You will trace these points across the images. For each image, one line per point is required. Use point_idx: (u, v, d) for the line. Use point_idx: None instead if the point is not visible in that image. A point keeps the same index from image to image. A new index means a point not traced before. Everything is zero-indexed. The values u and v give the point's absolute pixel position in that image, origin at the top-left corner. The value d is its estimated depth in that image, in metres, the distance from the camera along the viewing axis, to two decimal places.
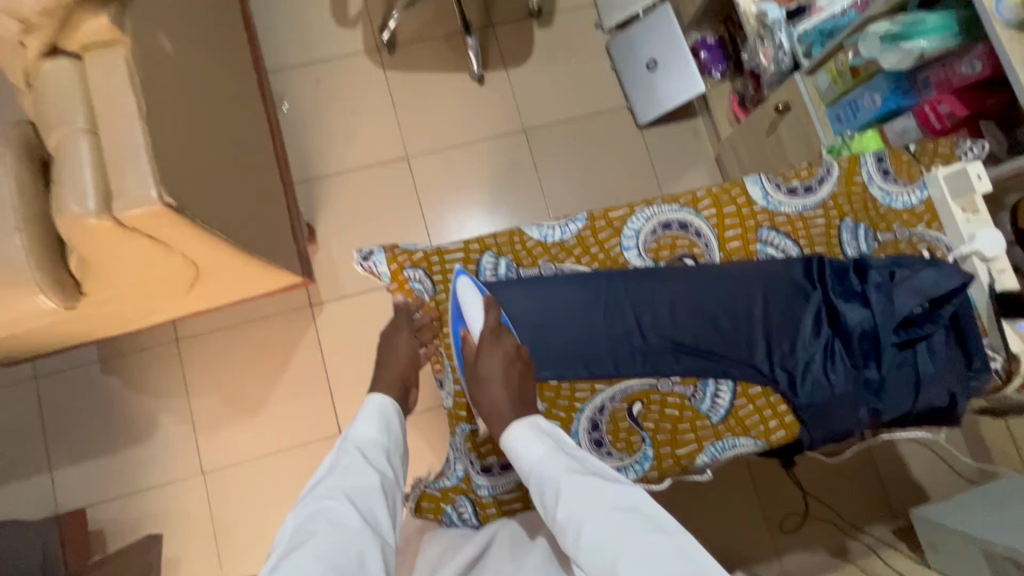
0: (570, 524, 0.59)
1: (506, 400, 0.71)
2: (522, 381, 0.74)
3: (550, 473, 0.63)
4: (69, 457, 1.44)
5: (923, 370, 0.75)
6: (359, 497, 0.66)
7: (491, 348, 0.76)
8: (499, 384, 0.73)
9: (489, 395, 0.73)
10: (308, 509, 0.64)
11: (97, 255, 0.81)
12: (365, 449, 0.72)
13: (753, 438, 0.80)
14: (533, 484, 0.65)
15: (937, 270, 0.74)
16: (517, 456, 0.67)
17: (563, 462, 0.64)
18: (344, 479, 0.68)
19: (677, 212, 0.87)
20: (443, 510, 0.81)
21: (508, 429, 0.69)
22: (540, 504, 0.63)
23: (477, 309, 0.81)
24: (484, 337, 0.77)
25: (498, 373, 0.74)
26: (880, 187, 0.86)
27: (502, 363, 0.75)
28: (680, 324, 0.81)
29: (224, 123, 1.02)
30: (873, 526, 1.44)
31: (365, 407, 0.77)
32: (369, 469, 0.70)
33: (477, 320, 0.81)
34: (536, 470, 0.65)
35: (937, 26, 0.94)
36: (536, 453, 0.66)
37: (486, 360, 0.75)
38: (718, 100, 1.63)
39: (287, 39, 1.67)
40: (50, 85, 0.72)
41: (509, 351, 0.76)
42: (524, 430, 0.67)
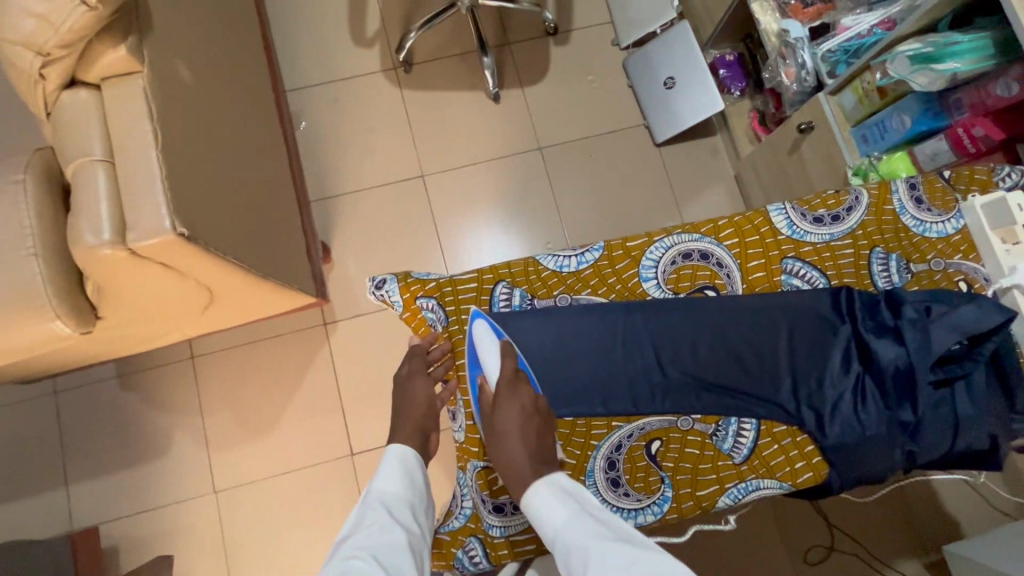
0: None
1: (525, 457, 0.69)
2: (541, 441, 0.71)
3: (574, 538, 0.60)
4: (84, 473, 1.44)
5: (963, 412, 0.71)
6: (386, 556, 0.63)
7: (508, 402, 0.73)
8: (518, 442, 0.70)
9: (507, 453, 0.70)
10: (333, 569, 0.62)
11: (111, 282, 0.81)
12: (390, 503, 0.70)
13: (778, 480, 0.76)
14: (557, 550, 0.61)
15: (976, 305, 0.69)
16: (538, 519, 0.64)
17: (586, 523, 0.61)
18: (370, 536, 0.65)
19: (698, 242, 0.84)
20: (454, 556, 0.78)
21: (529, 492, 0.66)
22: (565, 572, 0.60)
23: (494, 356, 0.77)
24: (500, 387, 0.74)
25: (516, 431, 0.70)
26: (914, 217, 0.83)
27: (519, 420, 0.71)
28: (701, 358, 0.78)
29: (241, 146, 1.03)
30: (903, 562, 1.38)
31: (388, 460, 0.75)
32: (394, 524, 0.68)
33: (494, 369, 0.77)
34: (557, 535, 0.62)
35: (974, 46, 0.90)
36: (557, 518, 0.63)
37: (502, 414, 0.72)
38: (738, 118, 1.60)
39: (305, 58, 1.69)
40: (70, 116, 0.73)
41: (526, 406, 0.72)
42: (544, 493, 0.65)
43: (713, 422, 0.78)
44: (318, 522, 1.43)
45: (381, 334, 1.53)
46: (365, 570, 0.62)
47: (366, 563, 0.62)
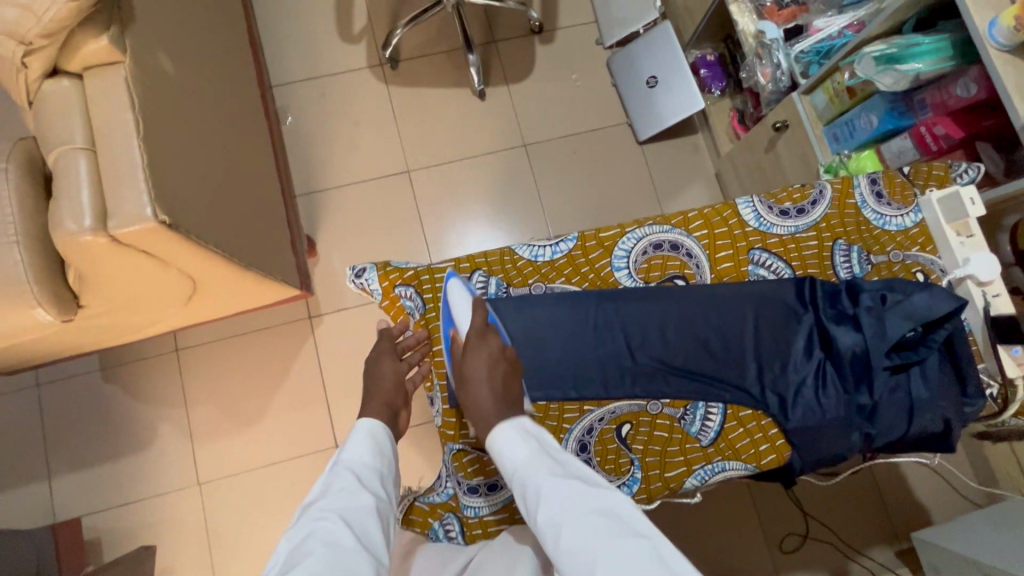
0: (550, 527, 0.57)
1: (492, 402, 0.69)
2: (508, 382, 0.72)
3: (533, 476, 0.61)
4: (67, 465, 1.44)
5: (916, 396, 0.75)
6: (355, 520, 0.64)
7: (476, 346, 0.74)
8: (485, 385, 0.71)
9: (476, 396, 0.70)
10: (302, 531, 0.62)
11: (93, 269, 0.81)
12: (360, 470, 0.70)
13: (744, 462, 0.80)
14: (516, 486, 0.63)
15: (929, 294, 0.73)
16: (500, 457, 0.65)
17: (547, 464, 0.62)
18: (340, 501, 0.65)
19: (669, 233, 0.87)
20: (431, 525, 0.81)
21: (491, 432, 0.67)
22: (523, 507, 0.61)
23: (466, 308, 0.81)
24: (470, 336, 0.75)
25: (484, 371, 0.71)
26: (874, 210, 0.87)
27: (487, 363, 0.72)
28: (670, 345, 0.81)
29: (225, 138, 1.04)
30: (874, 549, 1.42)
31: (358, 430, 0.75)
32: (363, 490, 0.68)
33: (465, 320, 0.80)
34: (518, 473, 0.63)
35: (935, 48, 0.94)
36: (518, 456, 0.64)
37: (470, 360, 0.74)
38: (717, 117, 1.64)
39: (292, 54, 1.70)
40: (53, 105, 0.75)
41: (493, 350, 0.74)
42: (508, 433, 0.65)
43: (682, 407, 0.82)
44: None
45: (367, 327, 1.54)
46: (332, 530, 0.62)
47: (335, 524, 0.62)
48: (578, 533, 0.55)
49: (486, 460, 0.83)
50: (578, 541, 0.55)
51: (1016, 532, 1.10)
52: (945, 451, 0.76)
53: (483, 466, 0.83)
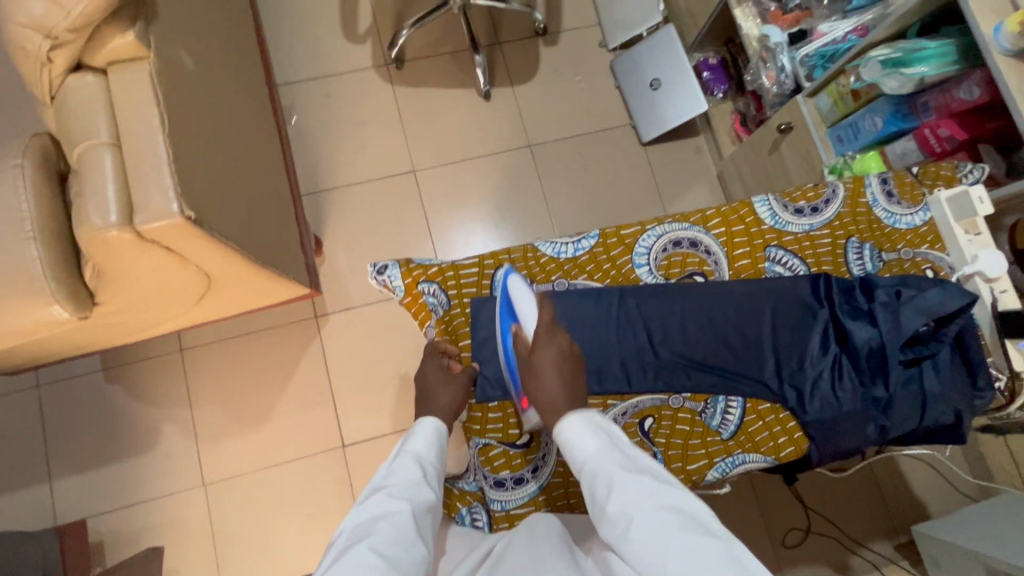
0: (620, 517, 0.57)
1: (562, 396, 0.71)
2: (575, 377, 0.73)
3: (603, 467, 0.62)
4: (69, 467, 1.42)
5: (929, 389, 0.77)
6: (419, 511, 0.64)
7: (546, 344, 0.75)
8: (555, 380, 0.72)
9: (545, 387, 0.72)
10: (369, 510, 0.63)
11: (113, 265, 0.81)
12: (425, 463, 0.71)
13: (763, 454, 0.81)
14: (585, 477, 0.63)
15: (941, 290, 0.74)
16: (569, 446, 0.66)
17: (616, 458, 0.62)
18: (406, 488, 0.66)
19: (688, 230, 0.89)
20: (458, 510, 0.83)
21: (562, 423, 0.68)
22: (591, 496, 0.62)
23: (530, 306, 0.81)
24: (538, 333, 0.76)
25: (554, 367, 0.72)
26: (885, 209, 0.89)
27: (557, 361, 0.74)
28: (690, 341, 0.83)
29: (241, 136, 1.04)
30: (875, 543, 1.45)
31: (424, 426, 0.75)
32: (428, 484, 0.68)
33: (530, 317, 0.80)
34: (587, 464, 0.63)
35: (940, 52, 0.97)
36: (589, 447, 0.64)
37: (541, 356, 0.74)
38: (720, 119, 1.67)
39: (297, 53, 1.70)
40: (78, 101, 0.75)
41: (563, 347, 0.75)
42: (578, 423, 0.66)
43: (702, 400, 0.83)
44: (309, 514, 1.43)
45: (373, 326, 1.54)
46: (398, 518, 0.62)
47: (402, 511, 0.63)
48: (647, 526, 0.55)
49: (512, 455, 0.85)
50: (647, 534, 0.54)
51: (1015, 523, 1.13)
52: (957, 443, 0.79)
53: (507, 461, 0.85)
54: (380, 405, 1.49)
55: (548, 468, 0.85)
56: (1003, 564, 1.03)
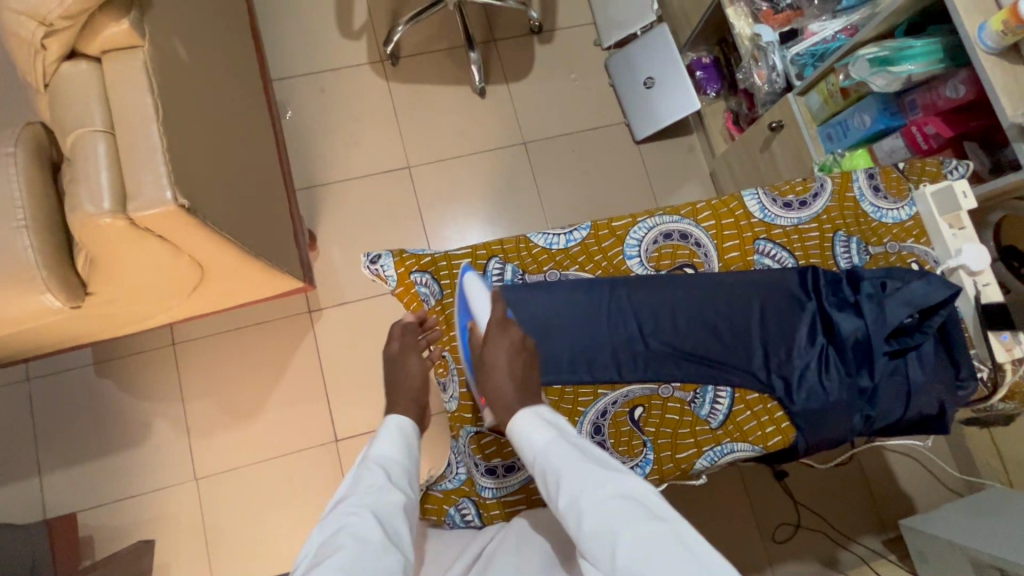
0: (570, 511, 0.58)
1: (511, 390, 0.71)
2: (528, 371, 0.74)
3: (551, 460, 0.62)
4: (59, 461, 1.42)
5: (913, 379, 0.78)
6: (384, 516, 0.64)
7: (497, 338, 0.76)
8: (505, 373, 0.72)
9: (494, 381, 0.72)
10: (333, 525, 0.62)
11: (105, 253, 0.81)
12: (389, 466, 0.70)
13: (751, 443, 0.82)
14: (535, 469, 0.64)
15: (925, 282, 0.76)
16: (518, 440, 0.66)
17: (565, 450, 0.63)
18: (369, 496, 0.66)
19: (678, 223, 0.90)
20: (446, 512, 0.84)
21: (514, 418, 0.68)
22: (543, 489, 0.62)
23: (485, 302, 0.82)
24: (489, 327, 0.77)
25: (503, 360, 0.73)
26: (872, 203, 0.91)
27: (506, 353, 0.74)
28: (680, 331, 0.84)
29: (235, 128, 1.04)
30: (864, 537, 1.46)
31: (388, 428, 0.75)
32: (394, 488, 0.68)
33: (483, 313, 0.81)
34: (537, 455, 0.64)
35: (926, 51, 0.98)
36: (538, 442, 0.64)
37: (492, 351, 0.75)
38: (712, 118, 1.68)
39: (291, 48, 1.70)
40: (71, 88, 0.75)
41: (515, 341, 0.75)
42: (526, 418, 0.66)
43: (692, 390, 0.85)
44: (301, 510, 1.43)
45: (367, 321, 1.54)
46: (364, 526, 0.62)
47: (364, 520, 0.62)
48: (597, 519, 0.56)
49: (503, 443, 0.86)
50: (598, 528, 0.55)
51: (1000, 517, 1.15)
52: (940, 433, 0.80)
53: (499, 448, 0.86)
54: (373, 400, 1.49)
55: None
56: (988, 556, 1.05)
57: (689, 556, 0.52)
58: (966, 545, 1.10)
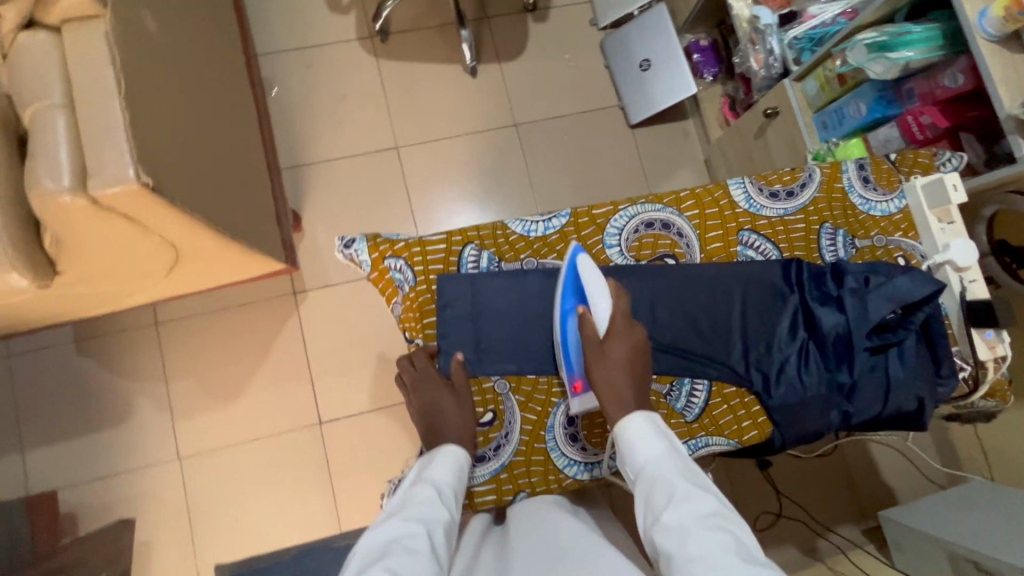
0: (674, 522, 0.60)
1: (627, 385, 0.75)
2: (642, 374, 0.77)
3: (666, 475, 0.65)
4: (41, 439, 1.41)
5: (893, 375, 0.77)
6: (434, 532, 0.66)
7: (620, 335, 0.78)
8: (623, 370, 0.75)
9: (612, 377, 0.75)
10: (385, 533, 0.65)
11: (70, 232, 0.79)
12: (440, 485, 0.72)
13: (726, 437, 0.81)
14: (644, 480, 0.66)
15: (909, 278, 0.75)
16: (632, 445, 0.70)
17: (677, 468, 0.66)
18: (422, 511, 0.68)
19: (661, 212, 0.87)
20: None
21: (626, 419, 0.72)
22: (646, 501, 0.65)
23: (604, 293, 0.80)
24: (614, 324, 0.78)
25: (625, 361, 0.76)
26: (861, 195, 0.88)
27: (629, 352, 0.77)
28: (659, 323, 0.83)
29: (212, 104, 1.01)
30: (843, 526, 1.49)
31: (445, 451, 0.76)
32: (442, 506, 0.70)
33: (603, 305, 0.80)
34: (650, 465, 0.67)
35: (925, 36, 0.95)
36: (651, 452, 0.68)
37: (613, 346, 0.77)
38: (709, 103, 1.65)
39: (277, 21, 1.65)
40: (28, 60, 0.72)
41: (638, 343, 0.78)
42: (646, 425, 0.70)
43: (668, 382, 0.82)
44: (284, 492, 1.43)
45: (352, 304, 1.52)
46: (413, 539, 0.63)
47: (417, 535, 0.64)
48: (703, 540, 0.57)
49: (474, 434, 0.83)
50: (702, 549, 0.56)
51: (977, 511, 1.16)
52: (917, 428, 0.79)
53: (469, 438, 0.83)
54: (357, 383, 1.49)
55: (510, 448, 0.84)
56: (964, 550, 1.06)
57: None
58: (942, 538, 1.11)
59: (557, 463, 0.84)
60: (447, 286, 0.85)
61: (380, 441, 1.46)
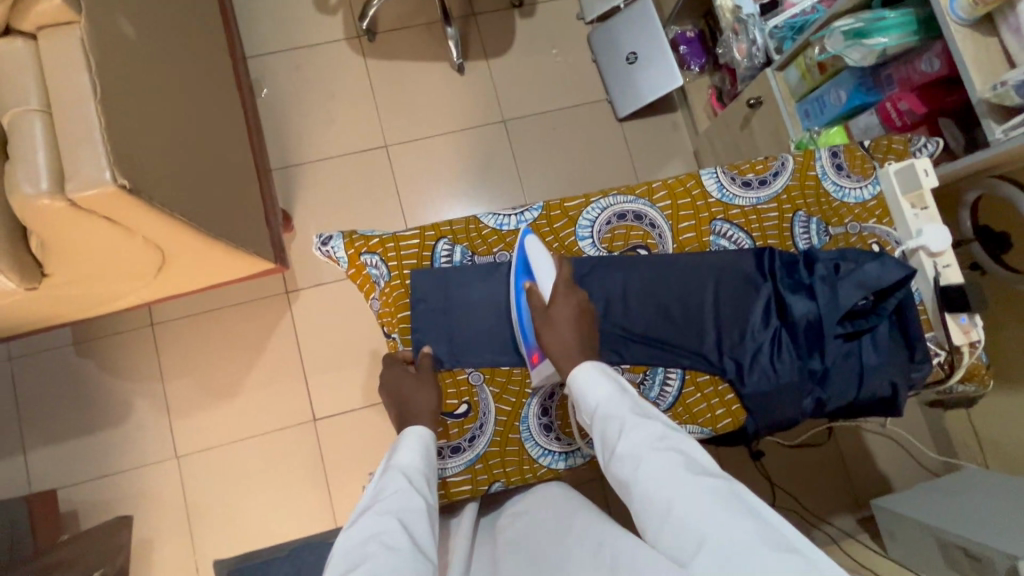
0: (630, 454, 0.60)
1: (575, 341, 0.75)
2: (591, 332, 0.77)
3: (616, 411, 0.65)
4: (42, 439, 1.44)
5: (866, 362, 0.78)
6: (411, 522, 0.63)
7: (564, 296, 0.79)
8: (573, 330, 0.76)
9: (561, 337, 0.75)
10: (360, 535, 0.61)
11: (52, 234, 0.80)
12: (411, 472, 0.70)
13: (700, 425, 0.82)
14: (596, 422, 0.66)
15: (879, 263, 0.75)
16: (583, 391, 0.69)
17: (626, 403, 0.66)
18: (396, 503, 0.65)
19: (632, 203, 0.87)
20: None
21: (576, 370, 0.71)
22: (602, 441, 0.65)
23: (548, 267, 0.82)
24: (558, 287, 0.80)
25: (572, 319, 0.76)
26: (834, 182, 0.88)
27: (575, 312, 0.78)
28: (632, 313, 0.83)
29: (194, 106, 1.03)
30: (838, 517, 1.49)
31: (410, 435, 0.75)
32: (416, 493, 0.67)
33: (547, 275, 0.82)
34: (600, 406, 0.67)
35: (901, 22, 0.95)
36: (601, 392, 0.68)
37: (558, 309, 0.78)
38: (696, 93, 1.65)
39: (266, 24, 1.67)
40: (3, 66, 0.73)
41: (582, 302, 0.79)
42: (591, 370, 0.69)
43: (641, 372, 0.83)
44: (280, 487, 1.45)
45: (344, 303, 1.54)
46: (390, 535, 0.61)
47: (394, 529, 0.61)
48: (658, 464, 0.58)
49: (449, 425, 0.84)
50: (657, 474, 0.57)
51: (967, 497, 1.16)
52: (892, 414, 0.80)
53: (444, 430, 0.84)
54: (350, 380, 1.51)
55: (485, 439, 0.85)
56: (954, 536, 1.06)
57: (751, 509, 0.53)
58: (932, 525, 1.11)
59: (531, 452, 0.85)
60: (421, 279, 0.86)
61: (373, 437, 1.48)
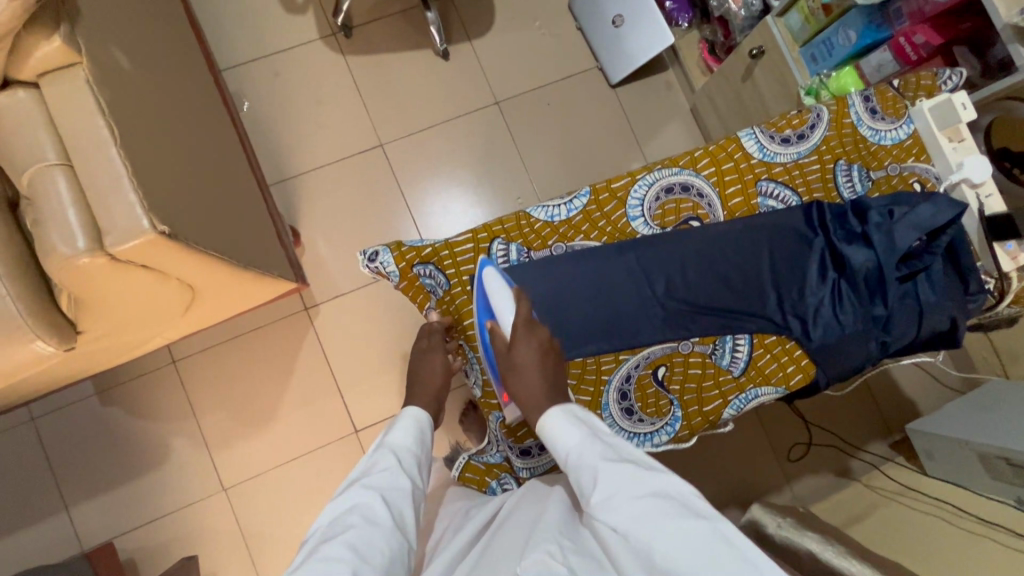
0: (605, 507, 0.56)
1: (543, 391, 0.70)
2: (558, 371, 0.73)
3: (586, 459, 0.61)
4: (83, 493, 1.41)
5: (925, 300, 0.79)
6: (393, 498, 0.68)
7: (525, 339, 0.74)
8: (536, 376, 0.71)
9: (526, 385, 0.71)
10: (345, 503, 0.66)
11: (89, 291, 0.77)
12: (401, 453, 0.74)
13: (775, 385, 0.84)
14: (569, 468, 0.63)
15: (933, 203, 0.76)
16: (551, 439, 0.65)
17: (597, 447, 0.62)
18: (383, 479, 0.70)
19: (678, 175, 0.89)
20: (488, 483, 0.90)
21: (543, 417, 0.67)
22: (577, 488, 0.61)
23: (508, 302, 0.79)
24: (516, 329, 0.74)
25: (534, 365, 0.71)
26: (869, 127, 0.90)
27: (538, 354, 0.73)
28: (693, 286, 0.84)
29: (196, 132, 0.98)
30: (874, 444, 1.54)
31: (405, 417, 0.79)
32: (404, 473, 0.72)
33: (506, 312, 0.78)
34: (572, 456, 0.63)
35: None
36: (570, 438, 0.64)
37: (520, 352, 0.73)
38: (687, 50, 1.62)
39: (235, 33, 1.58)
40: (15, 123, 0.70)
41: (544, 341, 0.73)
42: (559, 418, 0.65)
43: (711, 342, 0.85)
44: None
45: (367, 311, 1.51)
46: (372, 508, 0.66)
47: (375, 502, 0.66)
48: (635, 514, 0.54)
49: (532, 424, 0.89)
50: (633, 523, 0.54)
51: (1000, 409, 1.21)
52: (951, 347, 0.82)
53: (530, 429, 0.89)
54: (387, 387, 1.49)
55: None
56: (993, 448, 1.10)
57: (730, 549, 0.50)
58: (971, 441, 1.15)
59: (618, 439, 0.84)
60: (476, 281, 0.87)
61: None
